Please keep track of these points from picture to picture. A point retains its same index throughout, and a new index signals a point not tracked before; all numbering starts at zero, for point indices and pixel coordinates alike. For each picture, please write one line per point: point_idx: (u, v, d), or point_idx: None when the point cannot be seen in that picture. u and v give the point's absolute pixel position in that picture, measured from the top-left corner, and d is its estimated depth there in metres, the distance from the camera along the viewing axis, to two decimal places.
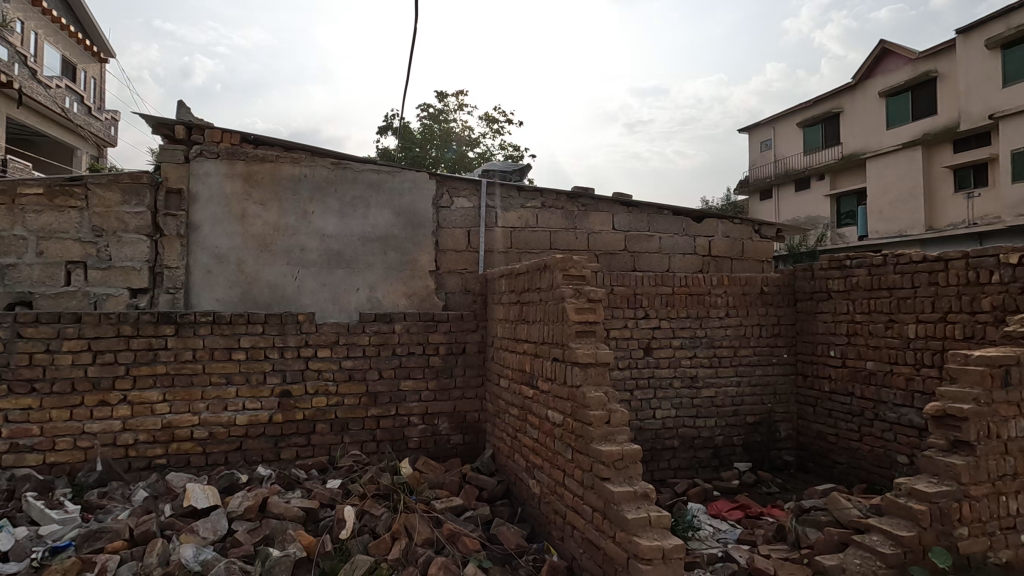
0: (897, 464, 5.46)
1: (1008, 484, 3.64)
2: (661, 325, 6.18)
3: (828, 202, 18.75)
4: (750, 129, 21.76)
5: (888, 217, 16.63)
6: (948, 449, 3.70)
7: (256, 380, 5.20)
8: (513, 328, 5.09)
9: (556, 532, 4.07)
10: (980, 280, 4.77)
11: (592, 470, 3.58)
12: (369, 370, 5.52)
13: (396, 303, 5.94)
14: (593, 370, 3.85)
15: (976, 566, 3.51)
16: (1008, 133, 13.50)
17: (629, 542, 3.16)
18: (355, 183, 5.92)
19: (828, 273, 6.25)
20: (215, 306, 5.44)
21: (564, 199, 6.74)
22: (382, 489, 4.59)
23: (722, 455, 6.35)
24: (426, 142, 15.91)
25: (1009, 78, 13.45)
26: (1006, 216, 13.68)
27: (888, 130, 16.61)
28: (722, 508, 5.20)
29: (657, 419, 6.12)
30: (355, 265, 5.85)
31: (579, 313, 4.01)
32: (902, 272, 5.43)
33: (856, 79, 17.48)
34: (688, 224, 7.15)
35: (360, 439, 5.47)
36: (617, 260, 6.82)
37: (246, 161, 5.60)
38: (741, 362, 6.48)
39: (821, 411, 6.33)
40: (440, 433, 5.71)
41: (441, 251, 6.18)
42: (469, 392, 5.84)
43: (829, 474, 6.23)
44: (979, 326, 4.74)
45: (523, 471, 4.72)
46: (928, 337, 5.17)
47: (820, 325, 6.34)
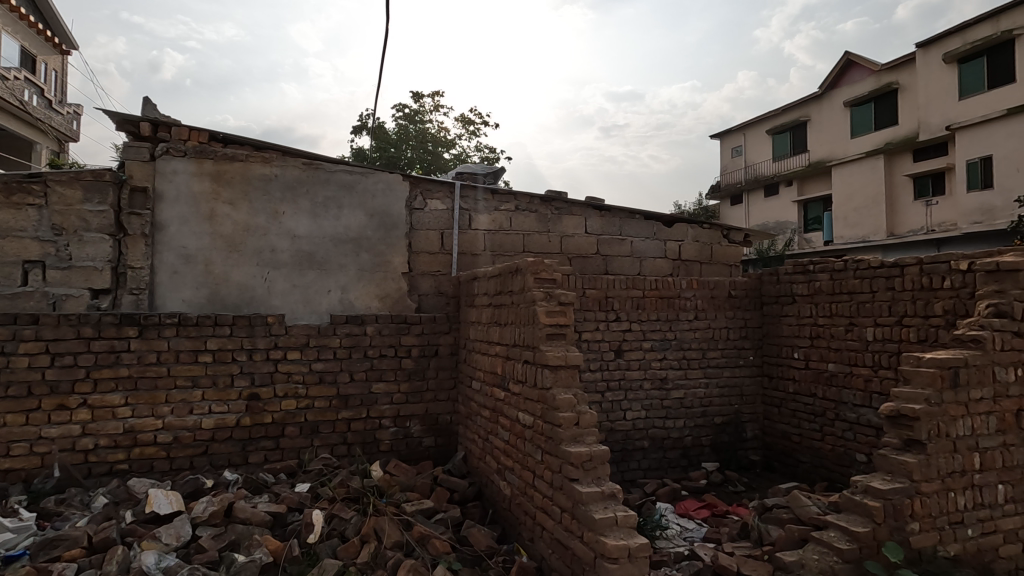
0: (856, 462, 5.65)
1: (956, 481, 3.81)
2: (633, 328, 6.28)
3: (796, 208, 19.22)
4: (722, 135, 22.20)
5: (853, 223, 17.15)
6: (902, 447, 3.86)
7: (224, 383, 5.11)
8: (485, 330, 5.11)
9: (526, 533, 4.10)
10: (934, 285, 4.97)
11: (561, 471, 3.62)
12: (340, 372, 5.47)
13: (368, 304, 5.90)
14: (563, 373, 3.90)
15: (926, 559, 3.67)
16: (964, 144, 14.08)
17: (596, 542, 3.21)
18: (327, 184, 5.87)
19: (792, 278, 6.44)
20: (182, 307, 5.33)
21: (537, 203, 6.80)
22: (352, 492, 4.56)
23: (691, 455, 6.48)
24: (401, 142, 15.80)
25: (966, 91, 14.04)
26: (962, 224, 14.27)
27: (852, 139, 17.16)
28: (690, 508, 5.30)
29: (628, 420, 6.21)
30: (327, 266, 5.80)
31: (550, 316, 4.05)
32: (862, 276, 5.63)
33: (823, 89, 18.02)
34: (658, 229, 7.27)
35: (331, 442, 5.42)
36: (589, 263, 6.91)
37: (214, 159, 5.51)
38: (710, 364, 6.62)
39: (785, 411, 6.51)
40: (412, 436, 5.70)
41: (415, 253, 6.17)
42: (441, 394, 5.84)
43: (793, 473, 6.41)
44: (932, 329, 4.95)
45: (494, 473, 4.75)
46: (885, 339, 5.37)
47: (786, 328, 6.52)
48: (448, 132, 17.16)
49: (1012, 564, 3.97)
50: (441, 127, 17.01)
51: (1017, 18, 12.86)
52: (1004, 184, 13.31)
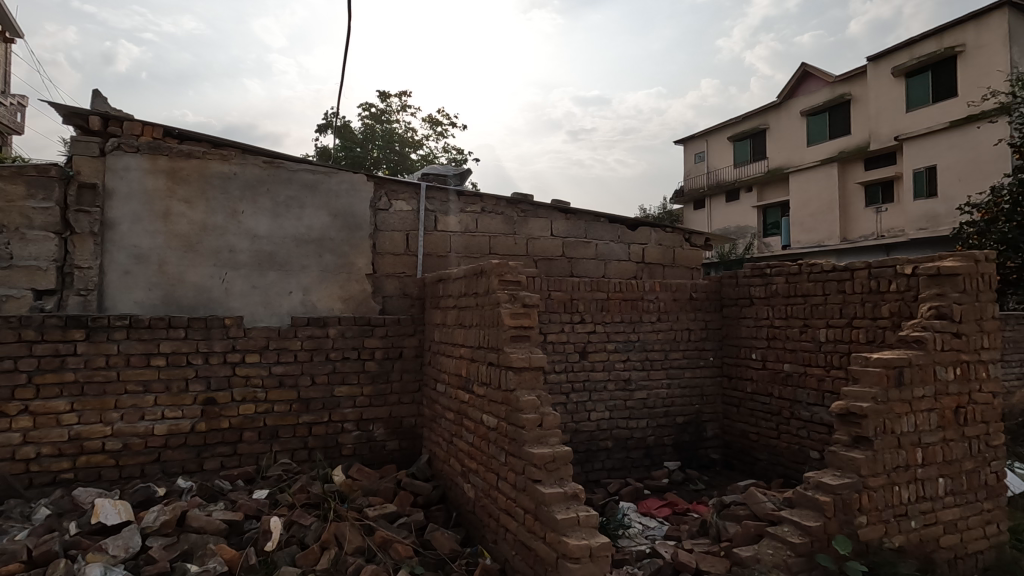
0: (809, 459, 5.86)
1: (901, 475, 3.99)
2: (597, 329, 6.35)
3: (755, 213, 19.79)
4: (685, 141, 22.70)
5: (809, 228, 17.78)
6: (851, 444, 4.02)
7: (178, 388, 4.93)
8: (450, 333, 5.09)
9: (490, 535, 4.09)
10: (881, 289, 5.19)
11: (525, 473, 3.63)
12: (301, 375, 5.36)
13: (331, 306, 5.79)
14: (527, 375, 3.91)
15: (873, 551, 3.83)
16: (912, 154, 14.79)
17: (558, 542, 3.23)
18: (288, 183, 5.74)
19: (750, 281, 6.64)
20: (133, 308, 5.13)
21: (503, 205, 6.81)
22: (312, 498, 4.47)
23: (654, 455, 6.60)
24: (368, 142, 15.58)
25: (912, 104, 14.76)
26: (910, 230, 14.97)
27: (808, 147, 17.80)
28: (652, 506, 5.39)
29: (592, 420, 6.28)
30: (288, 267, 5.67)
31: (514, 318, 4.06)
32: (815, 280, 5.85)
33: (781, 98, 18.64)
34: (623, 232, 7.37)
35: (291, 446, 5.29)
36: (555, 265, 6.96)
37: (169, 156, 5.33)
38: (672, 365, 6.76)
39: (744, 411, 6.70)
40: (375, 439, 5.62)
41: (379, 254, 6.09)
42: (405, 397, 5.78)
43: (751, 470, 6.58)
44: (879, 331, 5.17)
45: (459, 475, 4.72)
46: (836, 340, 5.59)
47: (744, 329, 6.71)
48: (415, 133, 17.02)
49: (952, 553, 4.18)
50: (408, 127, 16.86)
51: (958, 36, 13.63)
52: (948, 192, 14.02)
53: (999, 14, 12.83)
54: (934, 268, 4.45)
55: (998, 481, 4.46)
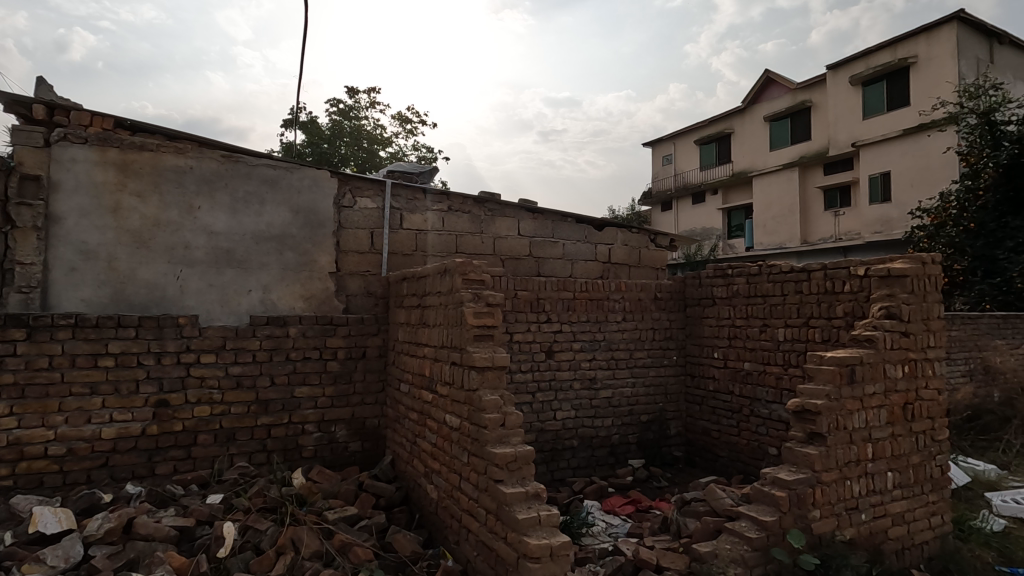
0: (767, 455, 6.01)
1: (853, 470, 4.12)
2: (563, 329, 6.38)
3: (720, 215, 20.20)
4: (653, 143, 23.00)
5: (771, 230, 18.27)
6: (806, 440, 4.12)
7: (128, 390, 4.74)
8: (413, 332, 5.03)
9: (452, 537, 4.06)
10: (836, 290, 5.34)
11: (486, 473, 3.62)
12: (260, 376, 5.22)
13: (292, 305, 5.64)
14: (490, 374, 3.88)
15: (825, 543, 3.95)
16: (868, 160, 15.36)
17: (519, 542, 3.22)
18: (248, 178, 5.58)
19: (713, 281, 6.77)
20: (80, 307, 4.90)
21: (470, 203, 6.77)
22: (269, 501, 4.36)
23: (619, 453, 6.66)
24: (335, 139, 15.29)
25: (868, 112, 15.33)
26: (865, 233, 15.56)
27: (771, 151, 18.28)
28: (615, 504, 5.43)
29: (557, 420, 6.30)
30: (247, 264, 5.51)
31: (477, 317, 4.03)
32: (774, 280, 6.00)
33: (745, 103, 19.08)
34: (589, 232, 7.41)
35: (249, 449, 5.15)
36: (521, 265, 6.95)
37: (120, 148, 5.11)
38: (636, 364, 6.84)
39: (706, 409, 6.82)
40: (337, 441, 5.51)
41: (343, 252, 5.98)
42: (369, 398, 5.68)
43: (712, 467, 6.71)
44: (834, 330, 5.33)
45: (421, 477, 4.67)
46: (794, 339, 5.74)
47: (706, 329, 6.84)
48: (384, 130, 16.78)
49: (899, 544, 4.35)
50: (377, 124, 16.61)
51: (911, 48, 14.21)
52: (900, 197, 14.62)
53: (949, 28, 13.44)
54: (884, 269, 4.60)
55: (942, 473, 4.65)
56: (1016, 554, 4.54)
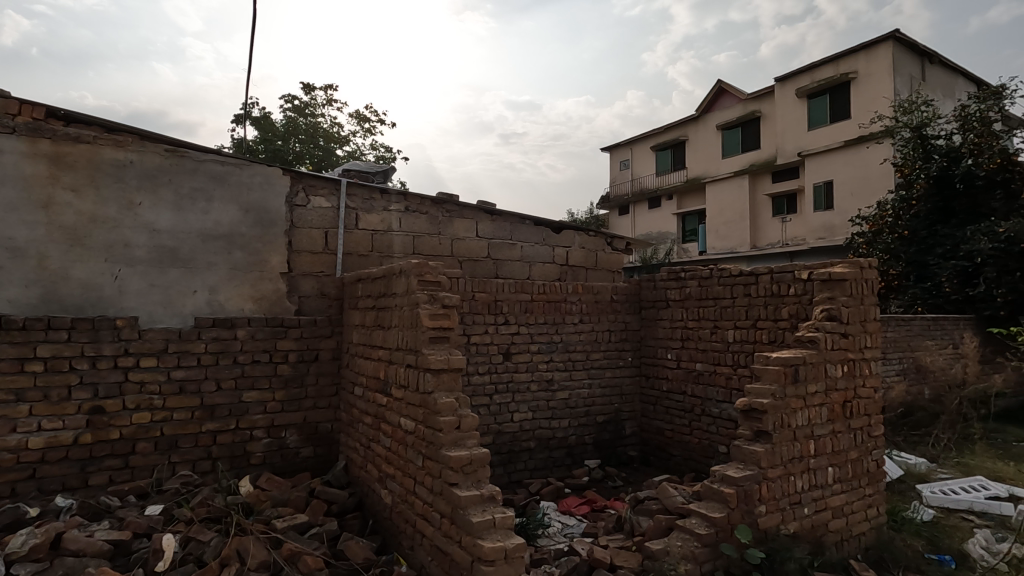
0: (717, 453, 6.19)
1: (796, 466, 4.29)
2: (520, 331, 6.39)
3: (675, 220, 20.72)
4: (611, 148, 23.40)
5: (723, 235, 18.87)
6: (753, 438, 4.26)
7: (59, 396, 4.46)
8: (368, 334, 4.93)
9: (406, 542, 4.00)
10: (781, 293, 5.56)
11: (441, 476, 3.57)
12: (205, 381, 5.00)
13: (241, 306, 5.44)
14: (446, 376, 3.84)
15: (771, 537, 4.10)
16: (813, 169, 16.08)
17: (473, 546, 3.20)
18: (194, 175, 5.35)
19: (667, 284, 6.93)
20: (6, 308, 4.57)
21: (428, 204, 6.70)
22: (214, 511, 4.18)
23: (575, 453, 6.73)
24: (289, 136, 14.88)
25: (813, 123, 16.07)
26: (810, 239, 16.28)
27: (723, 159, 18.89)
28: (571, 504, 5.48)
29: (515, 422, 6.30)
30: (192, 264, 5.28)
31: (433, 319, 3.99)
32: (725, 283, 6.19)
33: (699, 112, 19.65)
34: (547, 235, 7.45)
35: (192, 457, 4.93)
36: (479, 267, 6.93)
37: (53, 139, 4.81)
38: (593, 365, 6.92)
39: (660, 409, 6.96)
40: (288, 447, 5.34)
41: (295, 252, 5.81)
42: (321, 402, 5.53)
43: (666, 466, 6.86)
44: (780, 331, 5.54)
45: (375, 481, 4.58)
46: (742, 340, 5.94)
47: (661, 331, 6.99)
48: (341, 128, 16.43)
49: (839, 536, 4.55)
50: (333, 122, 16.26)
51: (852, 63, 14.97)
52: (842, 205, 15.37)
53: (886, 46, 14.22)
54: (826, 273, 4.82)
55: (878, 467, 4.90)
56: (944, 541, 4.83)
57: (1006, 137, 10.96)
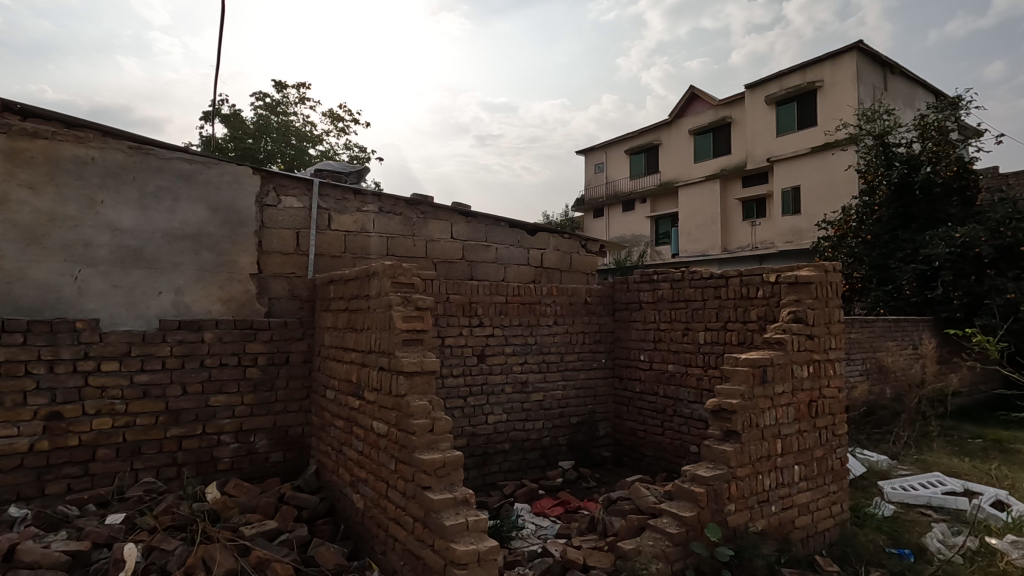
0: (689, 453, 6.29)
1: (764, 464, 4.39)
2: (495, 333, 6.38)
3: (648, 223, 20.99)
4: (586, 151, 23.58)
5: (695, 238, 19.19)
6: (722, 438, 4.34)
7: (13, 402, 4.28)
8: (340, 336, 4.87)
9: (379, 547, 3.96)
10: (750, 295, 5.68)
11: (414, 480, 3.55)
12: (170, 385, 4.86)
13: (208, 308, 5.32)
14: (419, 379, 3.82)
15: (740, 535, 4.18)
16: (781, 174, 16.49)
17: (446, 549, 3.18)
18: (160, 173, 5.21)
19: (640, 286, 7.01)
20: None
21: (402, 205, 6.65)
22: (179, 519, 4.06)
23: (549, 455, 6.75)
24: (260, 134, 14.60)
25: (781, 130, 16.49)
26: (779, 242, 16.67)
27: (695, 163, 19.22)
28: (545, 506, 5.49)
29: (489, 424, 6.30)
30: (157, 265, 5.13)
31: (406, 321, 3.96)
32: (696, 286, 6.30)
33: (672, 116, 19.96)
34: (522, 237, 7.46)
35: (157, 463, 4.79)
36: (454, 269, 6.91)
37: (8, 134, 4.62)
38: (567, 367, 6.96)
39: (633, 410, 7.04)
40: (257, 451, 5.22)
41: (265, 252, 5.70)
42: (292, 405, 5.43)
43: (638, 466, 6.93)
44: (748, 333, 5.66)
45: (347, 486, 4.52)
46: (713, 342, 6.05)
47: (634, 332, 7.07)
48: (314, 127, 16.19)
49: (805, 532, 4.67)
50: (306, 121, 16.01)
51: (818, 72, 15.41)
52: (809, 210, 15.79)
53: (850, 56, 14.69)
54: (792, 276, 4.95)
55: (842, 465, 5.04)
56: (904, 536, 5.00)
57: (962, 146, 11.43)
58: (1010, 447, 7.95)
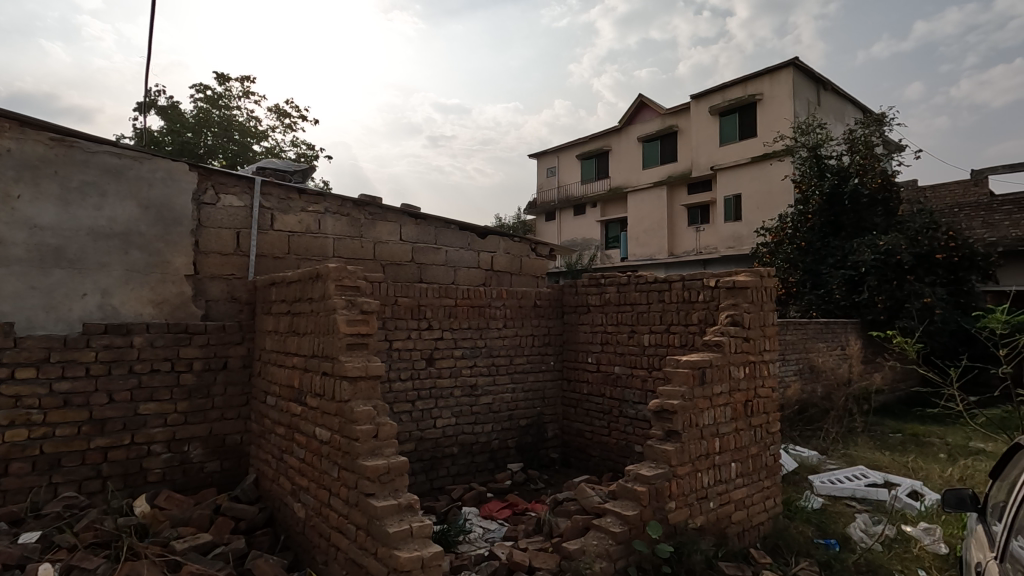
0: (633, 452, 6.45)
1: (703, 462, 4.55)
2: (444, 336, 6.34)
3: (598, 227, 21.37)
4: (539, 154, 23.80)
5: (643, 243, 19.69)
6: (664, 437, 4.47)
7: None
8: (282, 340, 4.71)
9: (320, 556, 3.86)
10: (692, 299, 5.89)
11: (357, 487, 3.48)
12: (94, 393, 4.56)
13: (138, 311, 5.04)
14: (363, 384, 3.75)
15: (680, 532, 4.32)
16: (724, 182, 17.18)
17: (389, 557, 3.14)
18: (85, 167, 4.90)
19: (588, 290, 7.15)
20: None
21: (349, 206, 6.52)
22: (102, 536, 3.82)
23: (498, 458, 6.77)
24: (200, 128, 13.95)
25: (723, 140, 17.19)
26: (721, 248, 17.35)
27: (643, 169, 19.75)
28: (493, 509, 5.50)
29: (437, 428, 6.25)
30: (81, 265, 4.81)
31: (350, 325, 3.89)
32: (641, 290, 6.48)
33: (621, 123, 20.44)
34: (472, 240, 7.45)
35: (79, 476, 4.49)
36: (402, 271, 6.82)
37: None
38: (516, 369, 7.00)
39: (581, 411, 7.15)
40: (191, 461, 4.98)
41: (202, 253, 5.46)
42: (229, 412, 5.22)
43: (585, 467, 7.05)
44: (690, 336, 5.87)
45: (288, 495, 4.38)
46: (656, 344, 6.24)
47: (582, 335, 7.19)
48: (258, 123, 15.62)
49: (740, 526, 4.88)
50: (251, 116, 15.44)
51: (757, 86, 16.17)
52: (749, 217, 16.53)
53: (787, 72, 15.51)
54: (730, 281, 5.16)
55: (775, 461, 5.29)
56: (830, 527, 5.29)
57: (885, 159, 12.27)
58: (925, 440, 8.58)
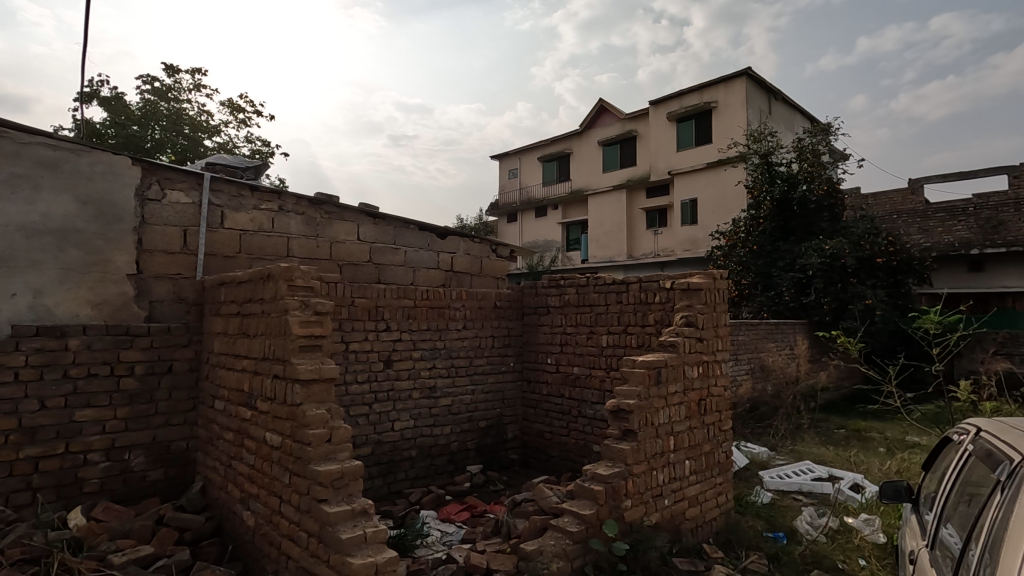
0: (592, 452, 6.51)
1: (658, 461, 4.64)
2: (402, 338, 6.26)
3: (560, 229, 21.55)
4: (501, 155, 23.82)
5: (603, 245, 19.97)
6: (620, 436, 4.54)
7: None
8: (231, 342, 4.54)
9: (270, 565, 3.73)
10: (648, 301, 6.00)
11: (309, 493, 3.38)
12: (24, 399, 4.29)
13: (75, 312, 4.77)
14: (316, 387, 3.65)
15: (636, 529, 4.39)
16: (681, 186, 17.61)
17: (342, 564, 3.06)
18: (16, 159, 4.60)
19: (548, 291, 7.18)
20: None
21: (305, 205, 6.36)
22: (31, 552, 3.58)
23: (457, 460, 6.72)
24: (146, 122, 13.35)
25: (681, 145, 17.63)
26: (678, 251, 17.77)
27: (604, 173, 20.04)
28: (451, 512, 5.45)
29: (395, 431, 6.16)
30: (10, 263, 4.51)
31: (303, 326, 3.78)
32: (600, 291, 6.56)
33: (583, 127, 20.69)
34: (431, 240, 7.37)
35: (6, 489, 4.20)
36: (360, 271, 6.69)
37: None
38: (476, 370, 6.97)
39: (540, 412, 7.17)
40: (132, 470, 4.74)
41: (146, 251, 5.21)
42: (175, 418, 5.00)
43: (544, 467, 7.07)
44: (646, 336, 5.98)
45: (237, 503, 4.23)
46: (614, 345, 6.33)
47: (541, 336, 7.22)
48: (210, 117, 15.08)
49: (694, 522, 4.99)
50: (202, 110, 14.88)
51: (713, 94, 16.67)
52: (705, 221, 16.99)
53: (740, 81, 16.03)
54: (684, 283, 5.29)
55: (727, 458, 5.44)
56: (779, 521, 5.49)
57: (831, 167, 12.84)
58: (866, 436, 9.01)
